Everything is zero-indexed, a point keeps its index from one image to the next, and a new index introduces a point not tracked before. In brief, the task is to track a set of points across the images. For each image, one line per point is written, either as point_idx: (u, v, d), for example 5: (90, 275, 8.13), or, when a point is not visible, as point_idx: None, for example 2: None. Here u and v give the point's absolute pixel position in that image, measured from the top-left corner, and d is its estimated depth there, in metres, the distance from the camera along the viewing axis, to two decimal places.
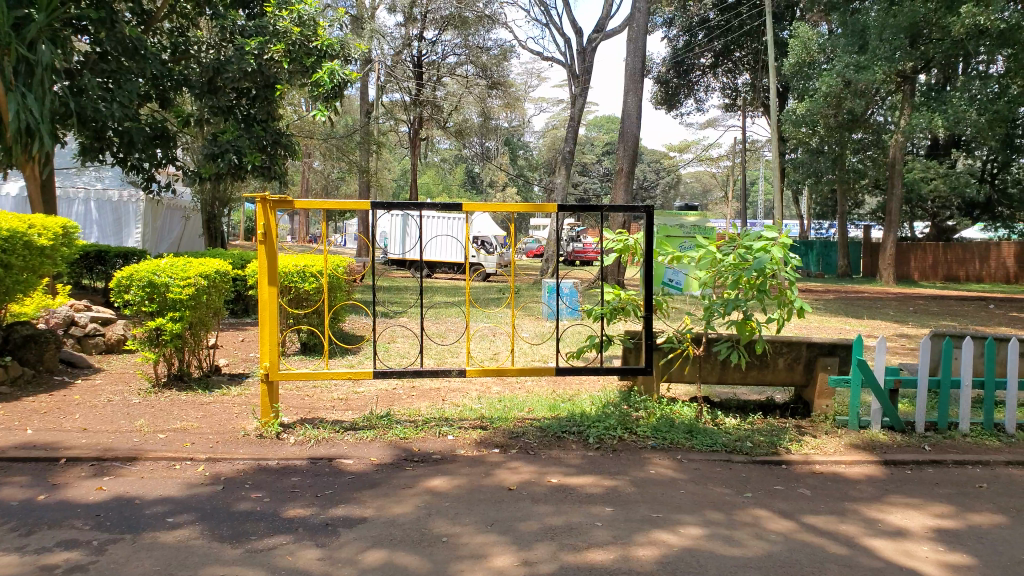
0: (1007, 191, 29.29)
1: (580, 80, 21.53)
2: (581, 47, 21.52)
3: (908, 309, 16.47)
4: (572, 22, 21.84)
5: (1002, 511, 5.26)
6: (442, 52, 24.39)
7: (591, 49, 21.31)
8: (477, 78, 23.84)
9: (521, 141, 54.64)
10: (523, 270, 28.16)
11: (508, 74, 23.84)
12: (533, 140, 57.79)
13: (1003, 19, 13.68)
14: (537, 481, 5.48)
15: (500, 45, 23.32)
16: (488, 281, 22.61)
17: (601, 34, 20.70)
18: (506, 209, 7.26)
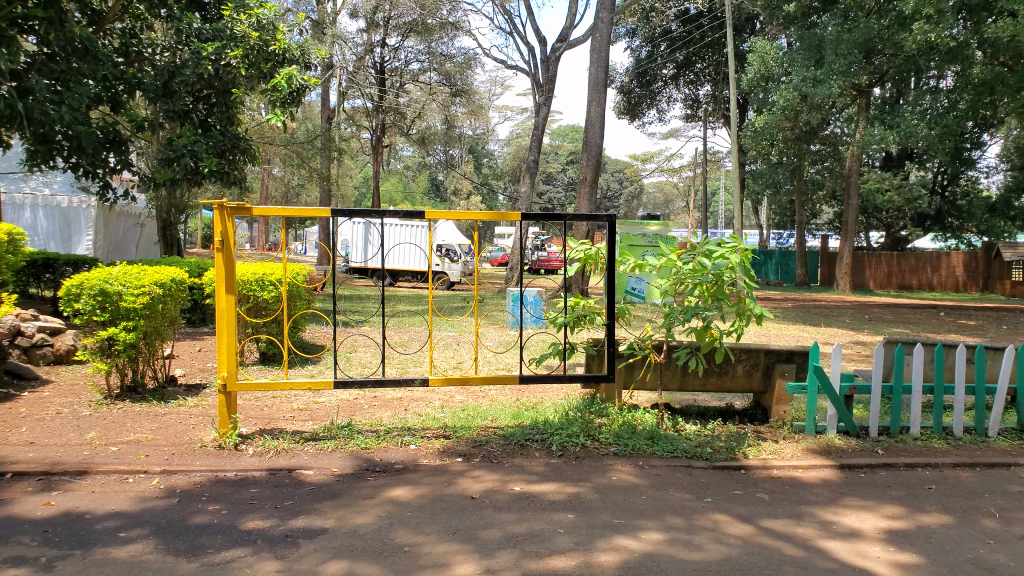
0: (956, 203, 30.29)
1: (544, 89, 21.66)
2: (544, 56, 21.61)
3: (862, 317, 16.86)
4: (535, 31, 21.86)
5: (950, 512, 5.40)
6: (405, 58, 24.33)
7: (554, 58, 21.39)
8: (441, 86, 23.83)
9: (486, 150, 54.80)
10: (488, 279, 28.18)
11: (472, 82, 23.85)
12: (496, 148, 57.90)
13: (953, 36, 14.13)
14: (499, 489, 5.46)
15: (464, 53, 23.31)
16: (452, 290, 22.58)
17: (564, 43, 20.81)
18: (469, 217, 7.26)
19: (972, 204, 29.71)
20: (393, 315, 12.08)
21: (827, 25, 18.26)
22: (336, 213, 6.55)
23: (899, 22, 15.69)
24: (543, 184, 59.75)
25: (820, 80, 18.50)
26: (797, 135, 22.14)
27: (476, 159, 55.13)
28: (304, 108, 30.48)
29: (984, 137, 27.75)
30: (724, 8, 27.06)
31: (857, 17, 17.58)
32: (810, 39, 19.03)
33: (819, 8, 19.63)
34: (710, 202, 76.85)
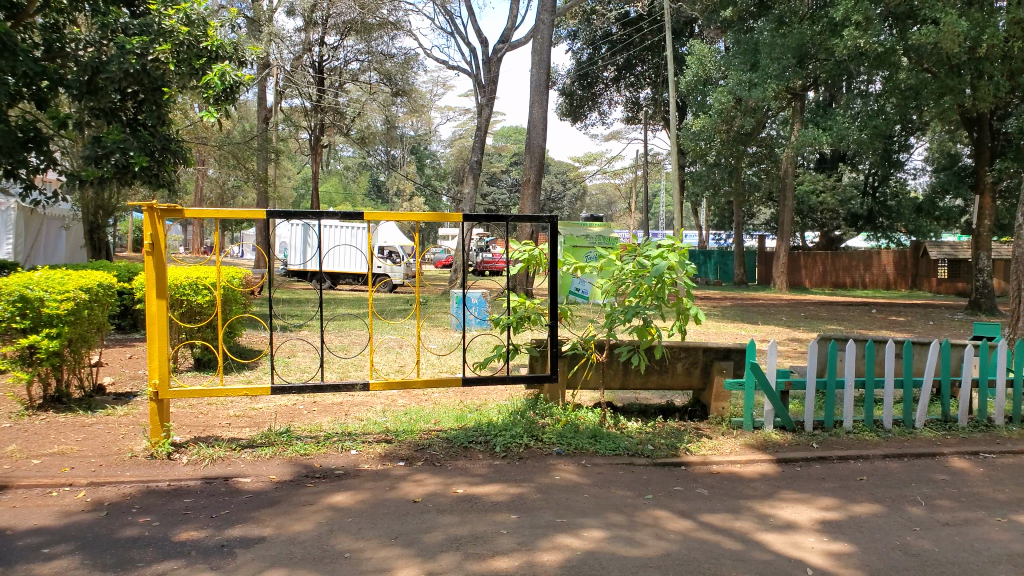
0: (887, 204, 31.18)
1: (486, 90, 21.62)
2: (486, 57, 21.55)
3: (797, 314, 17.34)
4: (477, 32, 21.75)
5: (879, 501, 5.60)
6: (344, 58, 24.05)
7: (496, 59, 21.37)
8: (381, 86, 23.64)
9: (429, 151, 54.63)
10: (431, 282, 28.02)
11: (413, 82, 23.78)
12: (440, 150, 57.68)
13: (880, 42, 14.67)
14: (442, 492, 5.43)
15: (404, 53, 23.12)
16: (395, 292, 22.41)
17: (505, 45, 20.80)
18: (409, 218, 7.23)
19: (901, 205, 30.86)
20: (332, 319, 11.92)
21: (762, 30, 18.70)
22: (272, 216, 6.39)
23: (830, 28, 16.18)
24: (487, 185, 59.85)
25: (754, 83, 18.91)
26: (734, 138, 22.66)
27: (418, 160, 54.86)
28: (239, 108, 29.77)
29: (911, 140, 28.90)
30: (662, 12, 27.52)
31: (790, 23, 18.01)
32: (746, 43, 19.46)
33: (755, 13, 20.06)
34: (653, 203, 78.10)
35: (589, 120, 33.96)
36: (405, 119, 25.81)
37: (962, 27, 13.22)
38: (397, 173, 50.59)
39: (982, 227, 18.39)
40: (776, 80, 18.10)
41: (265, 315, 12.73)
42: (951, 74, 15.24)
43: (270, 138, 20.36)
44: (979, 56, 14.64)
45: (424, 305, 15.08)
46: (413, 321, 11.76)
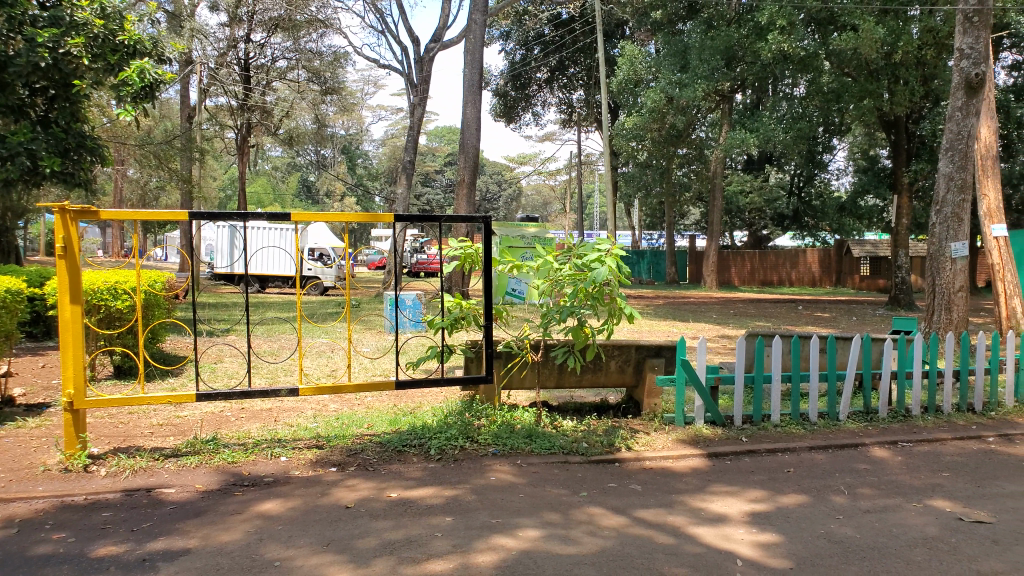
0: (811, 203, 32.61)
1: (418, 89, 21.36)
2: (418, 56, 21.33)
3: (728, 311, 17.75)
4: (408, 31, 21.52)
5: (804, 491, 5.79)
6: (271, 55, 23.31)
7: (428, 59, 21.20)
8: (310, 85, 23.13)
9: (360, 150, 54.00)
10: (365, 284, 27.68)
11: (343, 80, 23.38)
12: (373, 150, 57.04)
13: (803, 47, 15.21)
14: (375, 496, 5.35)
15: (333, 51, 22.68)
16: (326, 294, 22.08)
17: (437, 44, 20.68)
18: (340, 219, 7.11)
19: (825, 204, 32.09)
20: (261, 324, 11.63)
21: (692, 32, 19.08)
22: (195, 217, 6.17)
23: (756, 32, 16.69)
24: (421, 185, 59.54)
25: (684, 84, 19.26)
26: (664, 138, 23.05)
27: (350, 160, 54.13)
28: (161, 105, 28.78)
29: (833, 142, 30.04)
30: (594, 14, 27.84)
31: (718, 26, 18.56)
32: (675, 45, 19.82)
33: (684, 16, 20.49)
34: (587, 204, 79.19)
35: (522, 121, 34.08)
36: (335, 118, 25.46)
37: (879, 33, 13.81)
38: (328, 172, 49.79)
39: (901, 226, 19.21)
40: (706, 81, 18.45)
41: (189, 319, 12.33)
42: (870, 79, 15.86)
43: (194, 136, 19.72)
44: (895, 62, 15.38)
45: (356, 308, 14.88)
46: (344, 324, 11.59)
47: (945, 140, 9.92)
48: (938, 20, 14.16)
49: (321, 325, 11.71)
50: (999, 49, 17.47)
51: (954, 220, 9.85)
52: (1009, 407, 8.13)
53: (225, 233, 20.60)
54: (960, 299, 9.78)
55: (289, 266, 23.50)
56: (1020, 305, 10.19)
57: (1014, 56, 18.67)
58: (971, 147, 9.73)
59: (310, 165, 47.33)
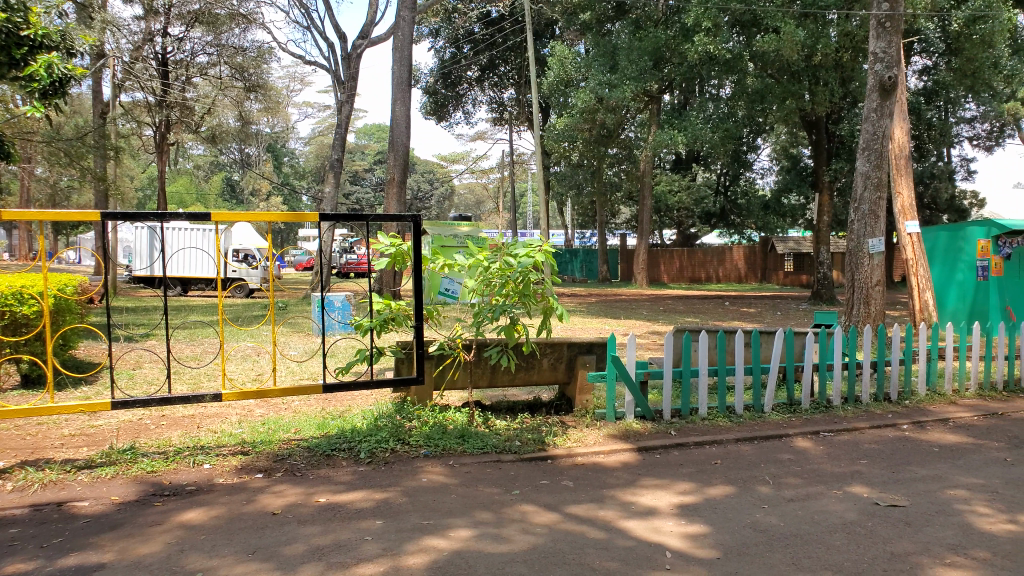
0: (737, 202, 33.59)
1: (346, 87, 20.99)
2: (345, 53, 21.01)
3: (657, 308, 18.10)
4: (334, 26, 21.11)
5: (731, 482, 5.94)
6: (191, 50, 22.64)
7: (356, 56, 20.88)
8: (234, 81, 22.39)
9: (287, 148, 52.83)
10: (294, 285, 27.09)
11: (267, 78, 22.70)
12: (301, 148, 55.84)
13: (728, 49, 15.64)
14: (303, 502, 5.24)
15: (257, 47, 22.03)
16: (252, 297, 21.56)
17: (365, 41, 20.39)
18: (264, 219, 6.88)
19: (750, 203, 33.12)
20: (182, 329, 11.26)
21: (621, 33, 19.37)
22: (107, 217, 5.88)
23: (683, 33, 17.06)
24: (350, 184, 58.72)
25: (614, 85, 19.48)
26: (595, 138, 23.26)
27: (276, 158, 52.85)
28: (73, 100, 27.57)
29: (758, 142, 30.97)
30: (524, 13, 28.02)
31: (646, 27, 18.87)
32: (604, 46, 20.06)
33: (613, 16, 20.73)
34: (520, 203, 79.74)
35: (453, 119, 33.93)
36: (258, 116, 24.82)
37: (799, 37, 14.30)
38: (254, 170, 48.52)
39: (822, 223, 19.92)
40: (633, 82, 18.63)
41: (103, 324, 11.84)
42: (792, 80, 16.36)
43: (107, 133, 18.96)
44: (815, 64, 15.94)
45: (282, 310, 14.55)
46: (269, 326, 11.32)
47: (863, 140, 10.30)
48: (855, 24, 14.68)
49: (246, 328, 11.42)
50: (910, 53, 18.27)
51: (871, 217, 10.28)
52: (922, 395, 8.52)
53: (143, 234, 19.84)
54: (877, 293, 10.16)
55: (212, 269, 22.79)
56: (932, 298, 10.72)
57: (923, 61, 19.55)
58: (886, 147, 10.12)
59: (234, 162, 45.97)
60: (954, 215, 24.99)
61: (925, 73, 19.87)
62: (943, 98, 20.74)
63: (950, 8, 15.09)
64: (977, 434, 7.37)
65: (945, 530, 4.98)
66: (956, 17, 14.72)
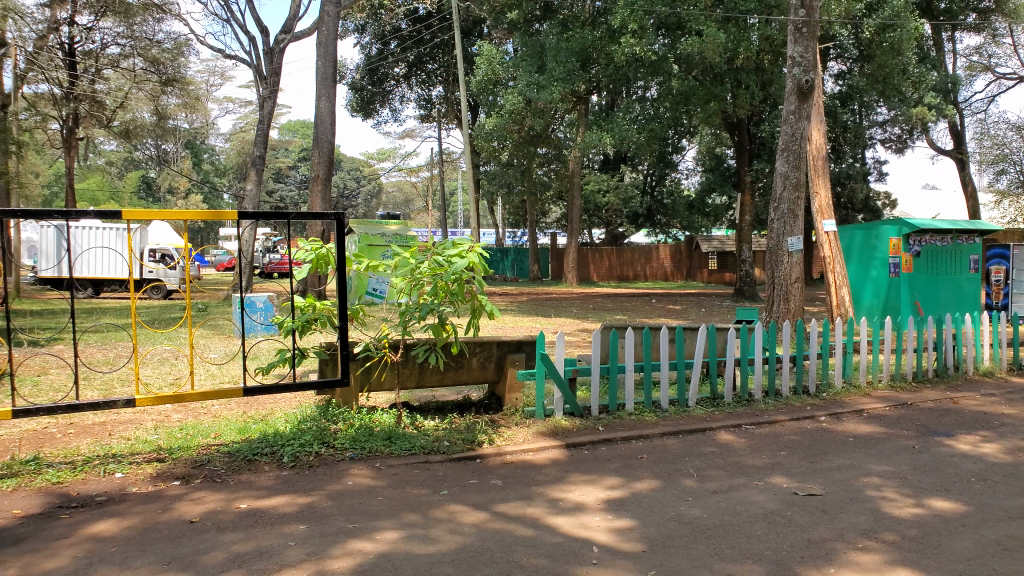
0: (663, 202, 34.40)
1: (268, 82, 20.44)
2: (267, 48, 20.44)
3: (587, 306, 18.30)
4: (256, 20, 20.52)
5: (657, 476, 6.05)
6: (101, 41, 21.65)
7: (278, 50, 20.38)
8: (148, 74, 21.53)
9: (206, 144, 51.13)
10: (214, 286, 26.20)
11: (184, 71, 21.99)
12: (222, 145, 54.23)
13: (654, 51, 15.92)
14: (223, 508, 5.08)
15: (173, 39, 21.33)
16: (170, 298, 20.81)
17: (288, 35, 19.93)
18: (181, 217, 6.61)
19: (675, 202, 34.03)
20: (90, 334, 10.73)
21: (548, 33, 19.53)
22: (6, 216, 5.58)
23: (609, 34, 17.34)
24: (274, 181, 57.41)
25: (542, 85, 19.58)
26: (523, 138, 23.39)
27: (194, 155, 51.19)
28: None
29: (683, 143, 31.72)
30: (451, 11, 27.94)
31: (573, 28, 19.11)
32: (533, 46, 20.14)
33: (540, 17, 20.78)
34: (450, 203, 79.70)
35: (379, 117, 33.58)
36: (175, 111, 23.97)
37: (721, 39, 14.69)
38: (172, 167, 46.84)
39: (744, 223, 20.52)
40: (561, 83, 18.77)
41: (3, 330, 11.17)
42: (716, 82, 16.79)
43: (9, 127, 17.88)
44: (737, 67, 16.43)
45: (200, 312, 14.08)
46: (186, 329, 10.94)
47: (781, 141, 10.63)
48: (775, 28, 15.16)
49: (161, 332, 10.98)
50: (826, 58, 19.01)
51: (790, 216, 10.60)
52: (839, 387, 8.84)
53: (48, 233, 18.84)
54: (796, 289, 10.50)
55: (125, 269, 21.90)
56: (848, 294, 11.11)
57: (838, 66, 20.37)
58: (804, 148, 10.50)
59: (151, 158, 44.26)
60: (868, 215, 26.16)
61: (841, 77, 20.74)
62: (856, 101, 21.70)
63: (862, 16, 15.77)
64: (888, 424, 7.72)
65: (858, 516, 5.19)
66: (868, 24, 15.39)
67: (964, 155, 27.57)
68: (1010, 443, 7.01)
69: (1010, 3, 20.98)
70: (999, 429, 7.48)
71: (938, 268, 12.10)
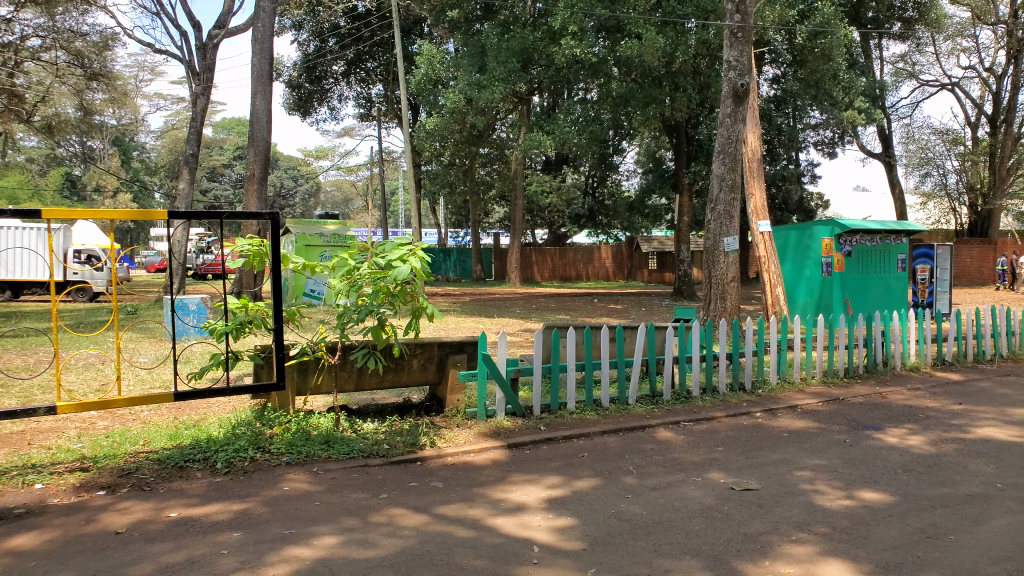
0: (604, 203, 34.86)
1: (201, 78, 19.88)
2: (200, 43, 19.92)
3: (530, 307, 18.36)
4: (187, 14, 19.98)
5: (597, 474, 6.10)
6: (20, 33, 20.73)
7: (212, 46, 19.89)
8: (71, 68, 20.64)
9: (136, 141, 49.53)
10: (144, 287, 25.38)
11: (111, 66, 21.40)
12: (154, 142, 52.62)
13: (593, 53, 16.08)
14: (151, 518, 4.90)
15: (99, 32, 20.70)
16: (96, 300, 20.09)
17: (221, 31, 19.47)
18: (107, 216, 6.35)
19: (617, 204, 34.86)
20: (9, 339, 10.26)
21: (489, 34, 19.61)
22: None
23: (550, 35, 17.50)
24: (208, 180, 56.10)
25: (482, 85, 19.59)
26: (464, 139, 23.33)
27: (124, 152, 49.56)
28: None
29: (624, 145, 32.18)
30: (391, 9, 27.72)
31: (513, 29, 19.20)
32: (473, 46, 20.18)
33: (480, 17, 20.92)
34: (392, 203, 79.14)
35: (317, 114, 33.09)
36: (101, 107, 23.14)
37: (660, 43, 14.94)
38: (100, 164, 45.16)
39: (682, 224, 20.91)
40: (502, 83, 18.75)
41: None
42: (655, 85, 17.08)
43: None
44: (675, 71, 16.75)
45: (128, 315, 13.61)
46: (113, 334, 10.57)
47: (718, 143, 10.85)
48: (711, 33, 15.49)
49: (87, 336, 10.58)
50: (761, 62, 19.54)
51: (726, 217, 10.82)
52: (774, 383, 9.07)
53: None
54: (732, 288, 10.71)
55: (47, 270, 21.05)
56: (782, 293, 11.40)
57: (772, 70, 20.96)
58: (739, 151, 10.74)
59: (77, 156, 42.64)
60: (802, 216, 26.94)
61: (775, 81, 21.36)
62: (791, 105, 22.31)
63: (795, 22, 16.27)
64: (820, 419, 7.94)
65: (792, 509, 5.32)
66: (801, 31, 15.88)
67: (891, 158, 28.70)
68: (934, 435, 7.31)
69: (932, 13, 21.95)
70: (924, 422, 7.78)
71: (868, 268, 12.52)
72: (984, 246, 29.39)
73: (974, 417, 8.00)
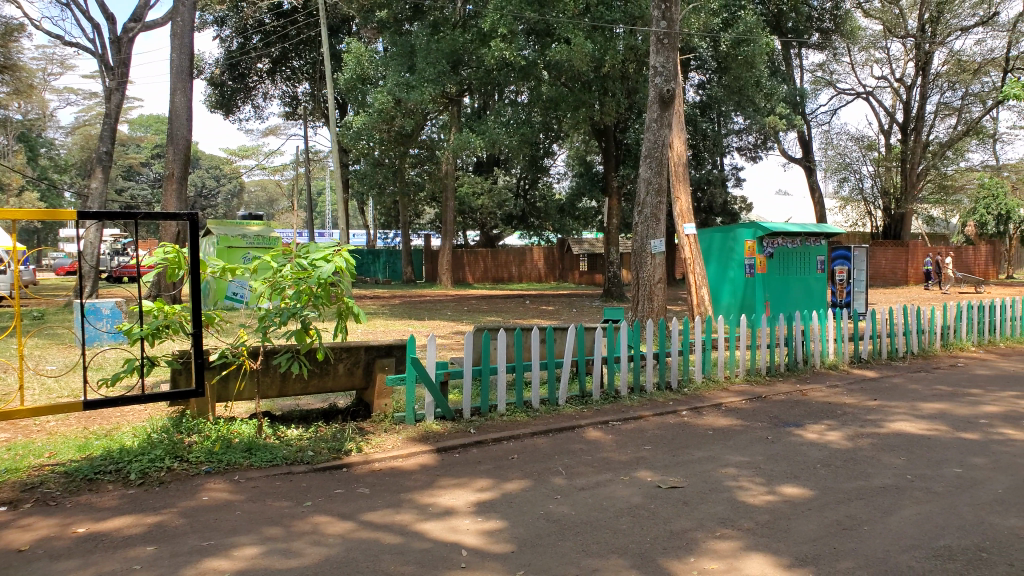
0: (536, 205, 35.13)
1: (116, 73, 19.06)
2: (114, 36, 19.05)
3: (460, 308, 18.31)
4: (99, 5, 19.11)
5: (526, 476, 6.11)
6: None
7: (126, 39, 19.08)
8: None
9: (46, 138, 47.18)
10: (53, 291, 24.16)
11: (15, 57, 20.26)
12: (66, 139, 50.22)
13: (523, 55, 16.13)
14: (57, 534, 4.66)
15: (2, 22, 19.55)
16: None
17: (137, 24, 18.75)
18: (9, 215, 5.99)
19: (548, 206, 35.15)
20: None
21: (417, 34, 19.56)
22: None
23: (480, 37, 17.53)
24: (124, 180, 54.05)
25: (410, 86, 19.49)
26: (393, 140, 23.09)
27: None
28: None
29: (555, 147, 32.45)
30: (318, 7, 27.28)
31: (443, 30, 19.21)
32: (402, 46, 20.09)
33: (409, 17, 20.81)
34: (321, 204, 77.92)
35: (240, 112, 32.26)
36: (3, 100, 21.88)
37: (588, 48, 15.15)
38: (6, 162, 42.83)
39: (611, 226, 21.17)
40: (432, 83, 18.56)
41: None
42: (584, 89, 17.38)
43: None
44: (603, 76, 17.00)
45: (35, 321, 12.93)
46: (16, 342, 10.03)
47: (645, 148, 11.03)
48: (639, 39, 15.86)
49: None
50: (687, 69, 20.04)
51: (653, 219, 10.99)
52: (699, 382, 9.27)
53: None
54: (659, 289, 10.90)
55: None
56: (707, 293, 11.67)
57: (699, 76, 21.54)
58: (665, 155, 10.94)
59: None
60: (726, 219, 27.70)
61: (700, 87, 21.94)
62: (715, 111, 22.94)
63: (719, 30, 16.70)
64: (743, 417, 8.15)
65: (716, 506, 5.44)
66: (725, 38, 16.28)
67: (811, 163, 29.81)
68: (851, 430, 7.60)
69: (848, 25, 22.96)
70: (842, 418, 8.08)
71: (788, 269, 12.92)
72: (898, 247, 30.74)
73: (887, 412, 8.36)
